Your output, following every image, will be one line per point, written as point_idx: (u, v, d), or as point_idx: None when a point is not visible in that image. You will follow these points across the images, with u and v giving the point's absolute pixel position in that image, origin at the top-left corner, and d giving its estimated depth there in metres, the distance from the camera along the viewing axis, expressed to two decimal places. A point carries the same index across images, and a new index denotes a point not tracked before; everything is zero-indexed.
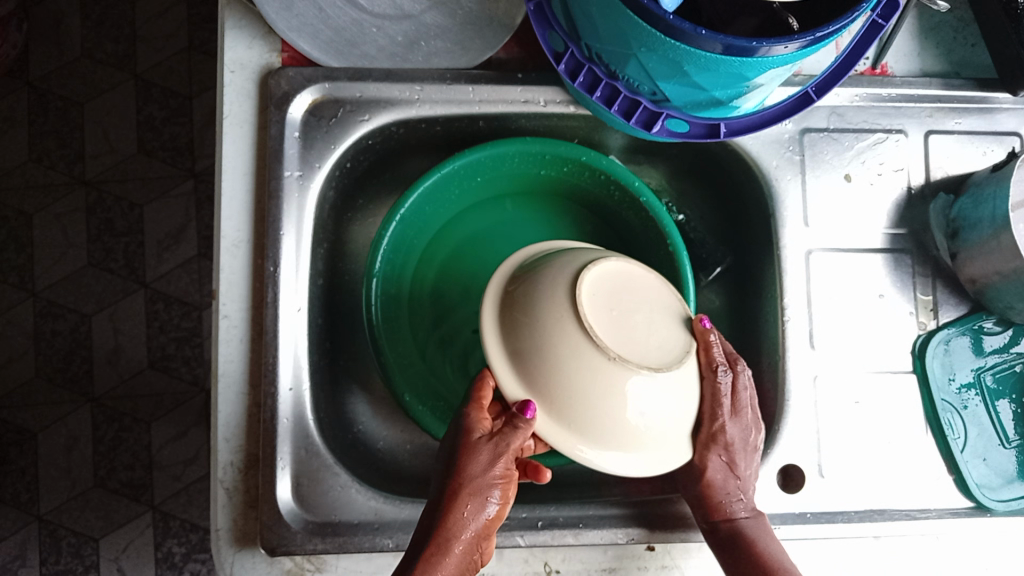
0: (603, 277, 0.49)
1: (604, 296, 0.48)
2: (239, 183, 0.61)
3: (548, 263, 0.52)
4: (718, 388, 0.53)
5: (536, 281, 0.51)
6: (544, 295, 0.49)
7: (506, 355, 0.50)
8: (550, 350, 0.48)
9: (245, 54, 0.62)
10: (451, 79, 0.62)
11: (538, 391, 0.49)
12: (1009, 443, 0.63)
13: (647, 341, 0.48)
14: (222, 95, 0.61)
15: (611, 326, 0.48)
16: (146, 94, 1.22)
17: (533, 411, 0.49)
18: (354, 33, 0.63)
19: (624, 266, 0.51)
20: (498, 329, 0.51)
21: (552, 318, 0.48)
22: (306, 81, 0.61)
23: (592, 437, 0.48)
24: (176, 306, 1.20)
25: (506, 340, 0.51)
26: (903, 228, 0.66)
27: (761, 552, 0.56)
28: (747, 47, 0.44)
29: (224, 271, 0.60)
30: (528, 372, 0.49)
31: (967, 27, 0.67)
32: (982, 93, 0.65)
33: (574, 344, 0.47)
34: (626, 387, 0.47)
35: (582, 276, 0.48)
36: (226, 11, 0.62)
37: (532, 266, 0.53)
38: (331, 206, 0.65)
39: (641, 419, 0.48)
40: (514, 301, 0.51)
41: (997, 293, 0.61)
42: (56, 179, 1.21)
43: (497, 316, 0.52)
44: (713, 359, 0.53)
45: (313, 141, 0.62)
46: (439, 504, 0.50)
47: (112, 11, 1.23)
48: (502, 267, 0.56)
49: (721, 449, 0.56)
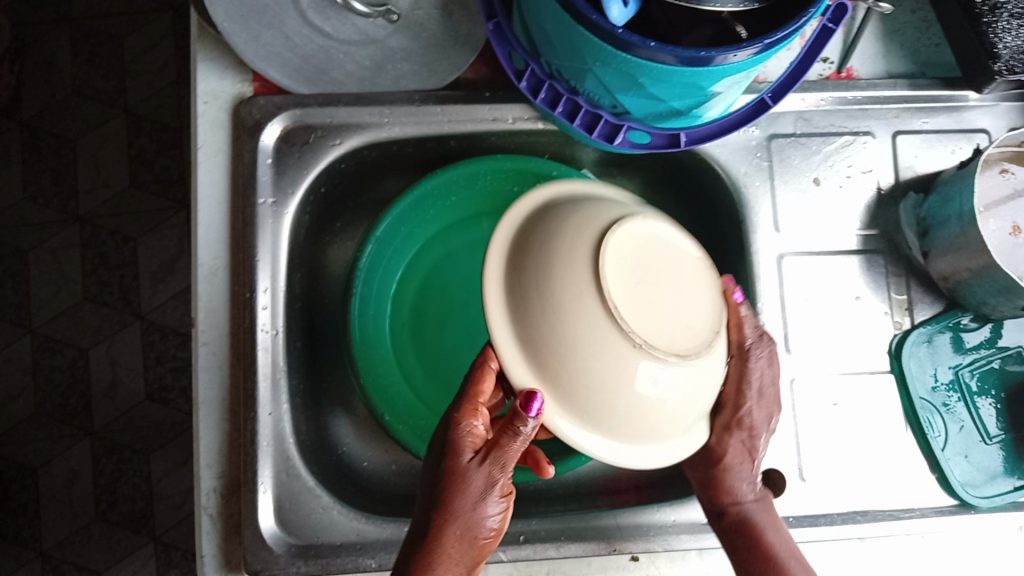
0: (625, 253, 0.45)
1: (628, 273, 0.44)
2: (215, 211, 0.62)
3: (557, 233, 0.47)
4: (744, 370, 0.58)
5: (549, 253, 0.46)
6: (561, 269, 0.45)
7: (515, 337, 0.47)
8: (566, 331, 0.44)
9: (218, 85, 0.63)
10: (419, 100, 0.63)
11: (550, 378, 0.45)
12: (991, 439, 0.63)
13: (675, 321, 0.45)
14: (196, 126, 0.63)
15: (637, 308, 0.44)
16: (136, 128, 1.24)
17: (539, 404, 0.45)
18: (322, 60, 0.62)
19: (643, 234, 0.46)
20: (505, 306, 0.47)
21: (570, 296, 0.44)
22: (277, 108, 0.62)
23: (601, 428, 0.46)
24: (172, 336, 1.21)
25: (514, 320, 0.47)
26: (874, 229, 0.66)
27: (767, 535, 0.57)
28: (698, 57, 0.45)
29: (202, 299, 0.61)
30: (540, 356, 0.46)
31: (931, 28, 0.67)
32: (948, 92, 0.66)
33: (595, 326, 0.43)
34: (647, 374, 0.44)
35: (602, 252, 0.44)
36: (199, 43, 0.63)
37: (545, 233, 0.48)
38: (307, 231, 0.66)
39: (653, 408, 0.45)
40: (522, 276, 0.47)
41: (970, 289, 0.62)
42: (50, 216, 1.22)
43: (503, 290, 0.48)
44: (744, 338, 0.57)
45: (287, 167, 0.63)
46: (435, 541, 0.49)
47: (100, 47, 1.25)
48: (500, 232, 0.51)
49: (745, 432, 0.59)
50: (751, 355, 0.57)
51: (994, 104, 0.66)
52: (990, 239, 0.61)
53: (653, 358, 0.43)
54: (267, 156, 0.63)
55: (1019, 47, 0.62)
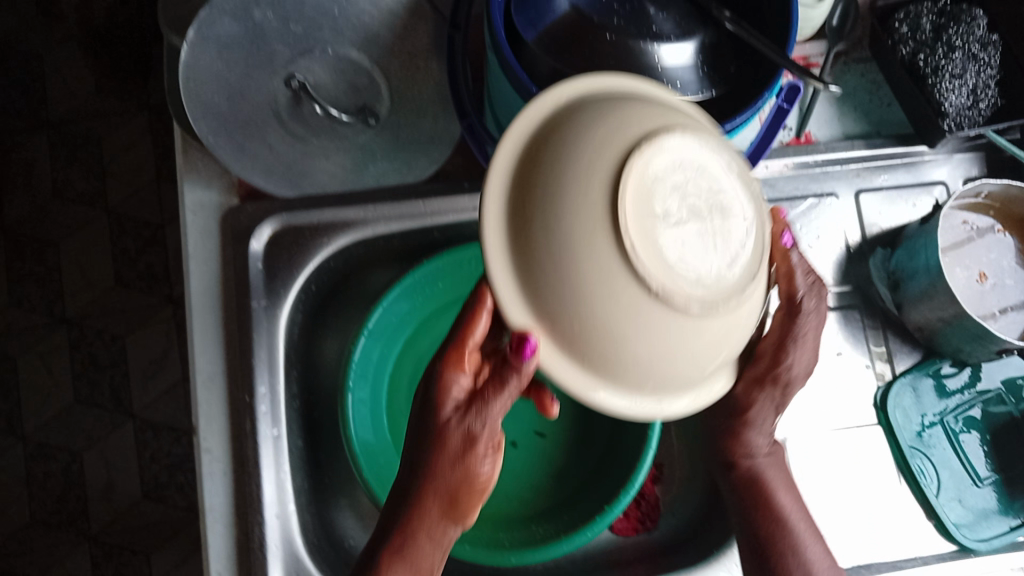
0: (651, 182, 0.38)
1: (653, 211, 0.37)
2: (209, 319, 0.64)
3: (571, 143, 0.39)
4: (795, 323, 0.57)
5: (556, 163, 0.39)
6: (564, 209, 0.38)
7: (513, 266, 0.40)
8: (573, 267, 0.37)
9: (204, 195, 0.65)
10: (402, 196, 0.65)
11: (552, 316, 0.39)
12: (982, 481, 0.65)
13: (706, 269, 0.38)
14: (185, 237, 0.64)
15: (663, 247, 0.37)
16: (119, 228, 1.26)
17: (533, 349, 0.39)
18: (303, 164, 0.66)
19: (676, 154, 0.39)
20: (503, 222, 0.41)
21: (580, 225, 0.37)
22: (264, 214, 0.64)
23: (611, 378, 0.40)
24: (165, 433, 1.21)
25: (513, 244, 0.40)
26: (848, 284, 0.69)
27: (774, 495, 0.61)
28: None
29: (202, 407, 0.62)
30: (542, 299, 0.39)
31: (880, 89, 0.70)
32: (905, 148, 0.69)
33: (609, 266, 0.37)
34: (664, 328, 0.38)
35: (625, 185, 0.37)
36: (183, 155, 0.65)
37: (555, 142, 0.40)
38: (301, 328, 0.68)
39: (668, 362, 0.40)
40: (525, 190, 0.40)
41: (946, 337, 0.64)
42: (37, 321, 1.23)
43: (502, 210, 0.41)
44: (794, 288, 0.56)
45: (277, 270, 0.65)
46: (406, 550, 0.48)
47: (80, 151, 1.27)
48: (510, 133, 0.42)
49: (780, 388, 0.60)
50: (801, 310, 0.57)
51: (948, 156, 0.69)
52: (957, 286, 0.64)
53: (667, 312, 0.38)
54: (259, 261, 0.64)
55: (961, 108, 0.65)
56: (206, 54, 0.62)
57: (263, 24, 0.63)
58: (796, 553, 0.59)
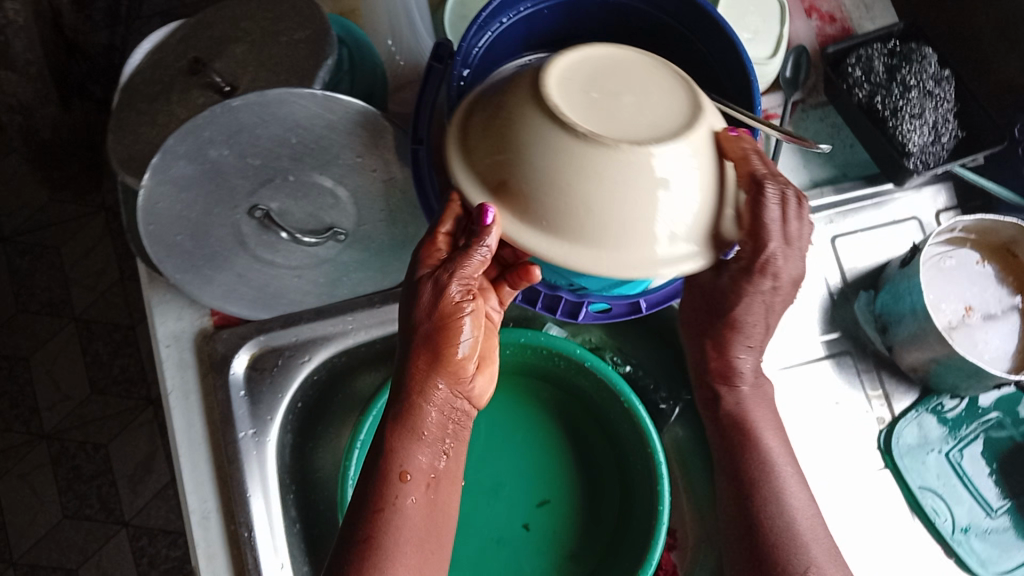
0: (570, 75, 0.45)
1: (580, 98, 0.44)
2: (199, 453, 0.62)
3: (512, 96, 0.46)
4: (764, 200, 0.48)
5: (501, 100, 0.46)
6: (513, 99, 0.45)
7: (469, 161, 0.46)
8: (510, 130, 0.44)
9: (177, 325, 0.64)
10: (378, 301, 0.65)
11: (502, 181, 0.44)
12: (996, 511, 0.65)
13: (638, 122, 0.44)
14: (162, 372, 0.63)
15: (588, 104, 0.44)
16: (89, 334, 1.24)
17: (493, 215, 0.44)
18: (277, 286, 0.62)
19: (595, 52, 0.47)
20: (465, 154, 0.47)
21: (520, 131, 0.44)
22: (241, 338, 0.63)
23: (579, 241, 0.44)
24: (161, 537, 1.18)
25: (472, 155, 0.46)
26: (836, 331, 0.69)
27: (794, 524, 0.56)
28: None
29: (201, 547, 0.60)
30: (504, 184, 0.44)
31: (841, 132, 0.71)
32: (873, 189, 0.70)
33: (540, 125, 0.43)
34: (606, 166, 0.42)
35: (544, 76, 0.44)
36: (151, 290, 0.64)
37: (499, 100, 0.47)
38: (293, 448, 0.66)
39: (617, 186, 0.43)
40: (481, 145, 0.46)
41: (940, 375, 0.64)
42: (14, 440, 1.20)
43: (466, 156, 0.47)
44: (754, 169, 0.47)
45: (260, 395, 0.63)
46: (395, 446, 0.49)
47: (40, 262, 1.25)
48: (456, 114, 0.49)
49: (770, 282, 0.51)
50: (765, 192, 0.47)
51: (915, 192, 0.70)
52: (952, 335, 0.64)
53: (607, 153, 0.42)
54: (242, 386, 0.63)
55: (925, 145, 0.66)
56: (164, 198, 0.56)
57: (219, 161, 0.56)
58: (798, 553, 0.52)
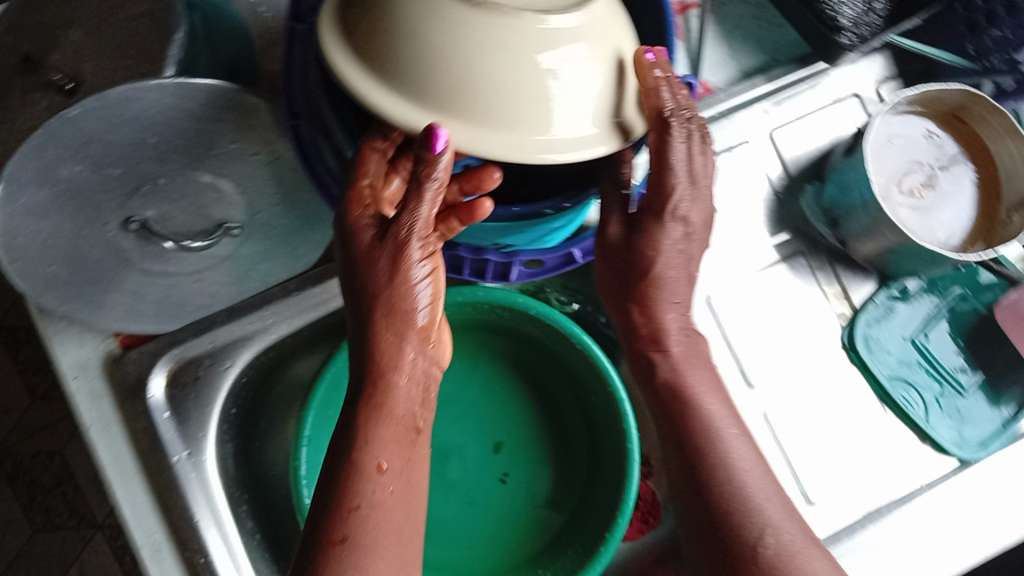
0: None
1: None
2: (133, 484, 0.55)
3: None
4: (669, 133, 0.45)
5: None
6: None
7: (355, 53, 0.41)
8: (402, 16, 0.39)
9: (80, 353, 0.57)
10: (295, 290, 0.60)
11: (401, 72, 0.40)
12: (966, 390, 0.63)
13: None
14: (74, 407, 0.56)
15: None
16: (15, 340, 1.16)
17: (442, 142, 0.39)
18: (181, 294, 0.57)
19: None
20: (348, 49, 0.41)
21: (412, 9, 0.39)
22: (153, 356, 0.57)
23: (494, 124, 0.40)
24: None
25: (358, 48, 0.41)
26: (785, 231, 0.65)
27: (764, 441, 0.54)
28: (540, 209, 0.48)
29: None
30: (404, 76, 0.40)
31: (766, 11, 0.67)
32: (805, 71, 0.65)
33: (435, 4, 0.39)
34: (514, 42, 0.39)
35: None
36: (42, 320, 0.57)
37: None
38: (236, 461, 0.61)
39: (525, 63, 0.39)
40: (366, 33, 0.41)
41: (898, 261, 0.60)
42: None
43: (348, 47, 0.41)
44: (660, 100, 0.44)
45: (187, 412, 0.58)
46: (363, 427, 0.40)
47: None
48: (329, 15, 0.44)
49: (681, 227, 0.49)
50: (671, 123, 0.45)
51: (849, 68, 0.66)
52: (906, 225, 0.60)
53: (518, 26, 0.39)
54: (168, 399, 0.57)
55: (859, 16, 0.63)
56: (23, 230, 0.51)
57: (73, 179, 0.51)
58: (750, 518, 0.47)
